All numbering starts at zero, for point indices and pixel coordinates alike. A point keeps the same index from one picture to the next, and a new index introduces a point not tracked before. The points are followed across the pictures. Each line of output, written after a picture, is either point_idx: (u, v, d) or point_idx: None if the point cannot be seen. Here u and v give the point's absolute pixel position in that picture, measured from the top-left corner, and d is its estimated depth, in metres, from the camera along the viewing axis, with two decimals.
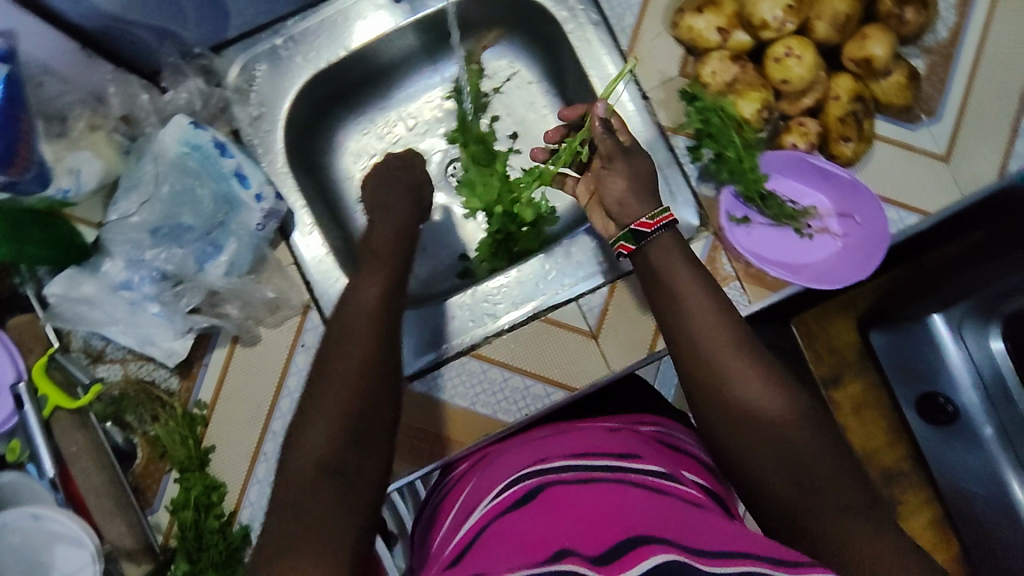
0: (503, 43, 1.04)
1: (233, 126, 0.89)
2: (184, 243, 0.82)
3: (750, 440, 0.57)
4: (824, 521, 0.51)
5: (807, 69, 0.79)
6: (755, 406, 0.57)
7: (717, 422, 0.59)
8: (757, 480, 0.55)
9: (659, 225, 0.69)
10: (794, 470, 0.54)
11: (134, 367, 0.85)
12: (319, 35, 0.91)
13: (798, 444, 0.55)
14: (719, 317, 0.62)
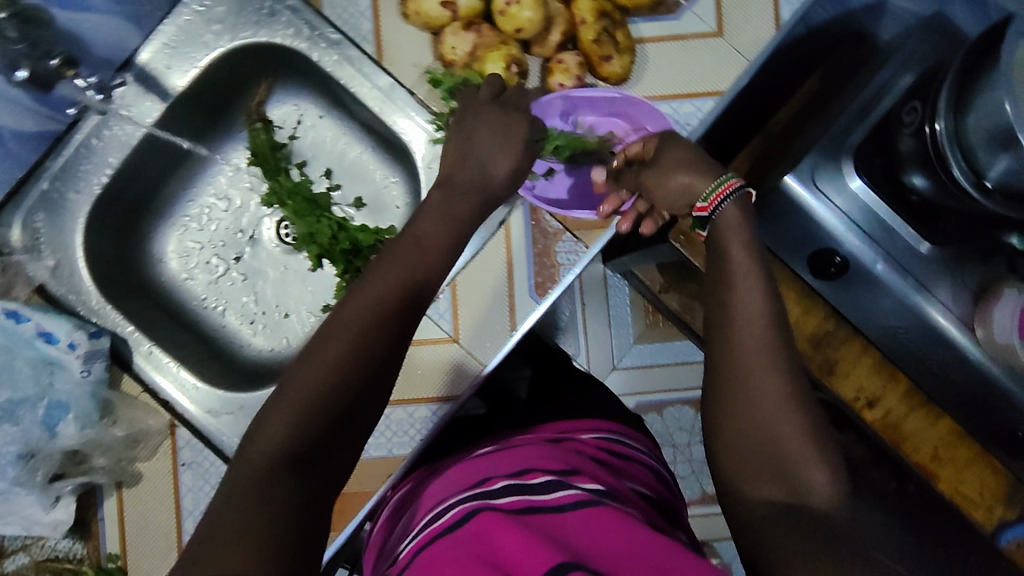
0: (278, 91, 1.00)
1: (34, 284, 0.86)
2: (19, 419, 0.80)
3: (751, 439, 0.58)
4: (787, 539, 0.54)
5: (534, 9, 0.78)
6: (765, 409, 0.57)
7: (727, 419, 0.59)
8: (743, 484, 0.58)
9: (716, 202, 0.67)
10: (779, 478, 0.56)
11: (38, 548, 0.84)
12: (81, 164, 0.88)
13: (796, 464, 0.56)
14: (758, 318, 0.60)
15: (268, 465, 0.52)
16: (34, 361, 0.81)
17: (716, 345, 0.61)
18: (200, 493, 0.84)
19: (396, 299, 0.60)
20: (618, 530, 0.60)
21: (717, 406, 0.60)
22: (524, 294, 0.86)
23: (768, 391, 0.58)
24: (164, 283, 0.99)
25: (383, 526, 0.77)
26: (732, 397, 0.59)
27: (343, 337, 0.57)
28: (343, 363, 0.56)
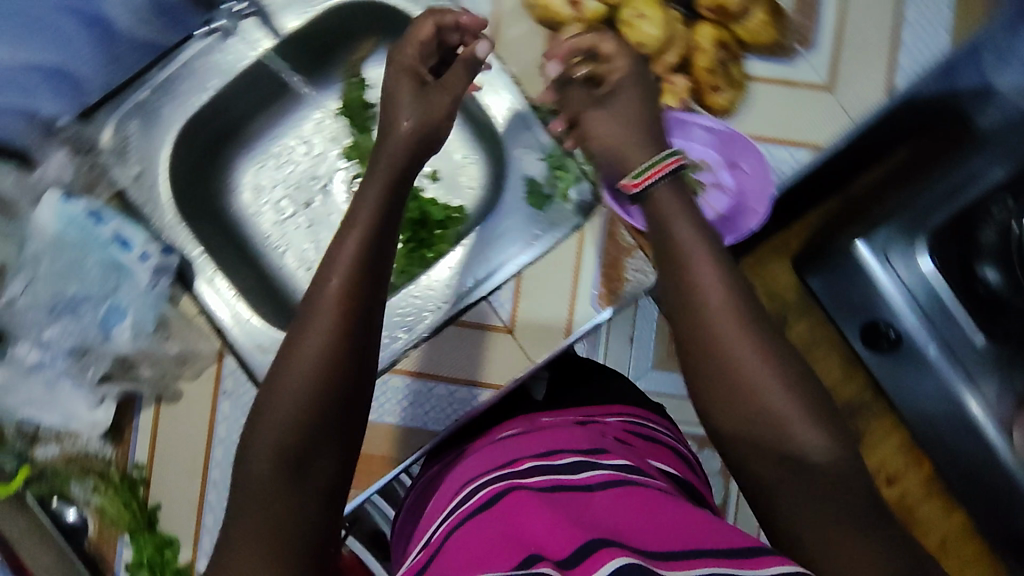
0: (381, 50, 1.00)
1: (115, 189, 0.87)
2: (82, 315, 0.83)
3: (738, 425, 0.51)
4: (814, 523, 0.49)
5: (660, 27, 0.77)
6: (761, 392, 0.50)
7: (716, 410, 0.53)
8: (748, 471, 0.52)
9: (649, 181, 0.61)
10: (795, 463, 0.50)
11: (69, 443, 0.85)
12: (184, 82, 0.90)
13: (804, 439, 0.50)
14: (724, 289, 0.53)
15: (257, 477, 0.50)
16: (104, 264, 0.82)
17: (686, 343, 0.54)
18: (234, 423, 0.86)
19: (341, 287, 0.54)
20: (654, 512, 0.56)
21: (705, 403, 0.53)
22: (585, 302, 0.87)
23: (756, 376, 0.51)
24: (232, 216, 0.99)
25: (413, 508, 0.78)
26: (723, 389, 0.52)
27: (315, 333, 0.53)
28: (301, 379, 0.52)
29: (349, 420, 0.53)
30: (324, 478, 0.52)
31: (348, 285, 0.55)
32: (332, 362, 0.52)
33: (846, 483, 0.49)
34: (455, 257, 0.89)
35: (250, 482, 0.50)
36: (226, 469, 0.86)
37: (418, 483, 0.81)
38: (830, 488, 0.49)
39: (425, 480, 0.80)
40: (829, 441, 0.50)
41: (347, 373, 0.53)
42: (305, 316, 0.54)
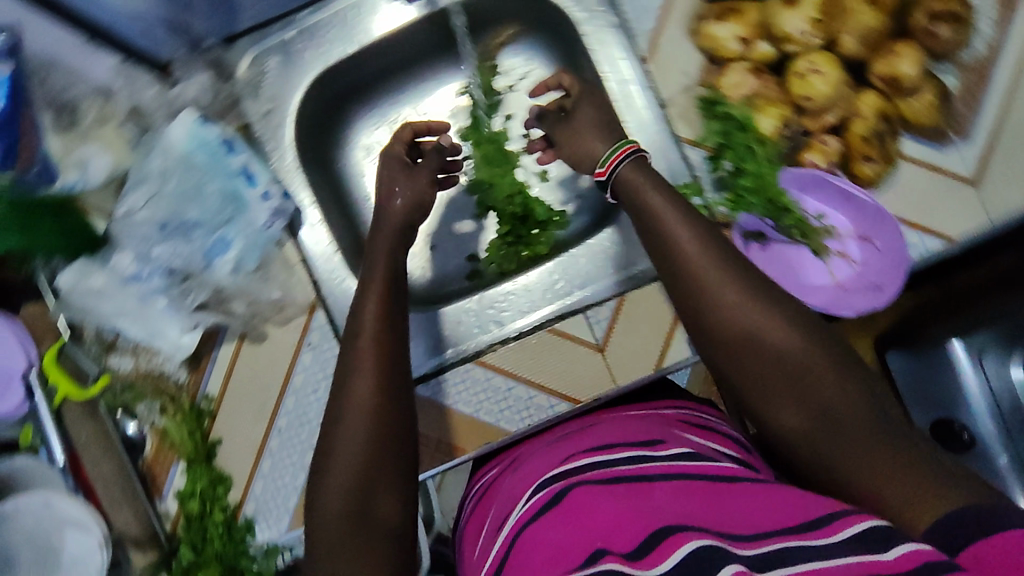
0: (521, 41, 0.99)
1: (244, 121, 0.87)
2: (191, 239, 0.82)
3: (758, 384, 0.57)
4: (856, 461, 0.53)
5: (830, 86, 0.75)
6: (774, 350, 0.57)
7: (711, 337, 0.59)
8: (778, 426, 0.57)
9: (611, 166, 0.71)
10: (821, 406, 0.55)
11: (145, 359, 0.85)
12: (330, 29, 0.88)
13: (807, 375, 0.56)
14: (704, 245, 0.62)
15: (332, 515, 0.59)
16: (223, 192, 0.82)
17: (699, 325, 0.60)
18: (310, 377, 0.87)
19: (377, 341, 0.66)
20: (724, 500, 0.53)
21: (721, 369, 0.60)
22: (682, 339, 0.85)
23: (766, 333, 0.57)
24: (340, 174, 0.97)
25: (469, 523, 0.77)
26: (719, 331, 0.59)
27: (363, 379, 0.64)
28: (360, 423, 0.61)
29: (401, 457, 0.62)
30: (388, 513, 0.60)
31: (381, 334, 0.67)
32: (380, 405, 0.63)
33: (869, 417, 0.54)
34: (559, 264, 0.88)
35: (328, 516, 0.59)
36: (293, 420, 0.87)
37: (478, 492, 0.81)
38: (856, 423, 0.54)
39: (485, 486, 0.80)
40: (843, 381, 0.56)
41: (395, 414, 0.63)
42: (348, 368, 0.65)
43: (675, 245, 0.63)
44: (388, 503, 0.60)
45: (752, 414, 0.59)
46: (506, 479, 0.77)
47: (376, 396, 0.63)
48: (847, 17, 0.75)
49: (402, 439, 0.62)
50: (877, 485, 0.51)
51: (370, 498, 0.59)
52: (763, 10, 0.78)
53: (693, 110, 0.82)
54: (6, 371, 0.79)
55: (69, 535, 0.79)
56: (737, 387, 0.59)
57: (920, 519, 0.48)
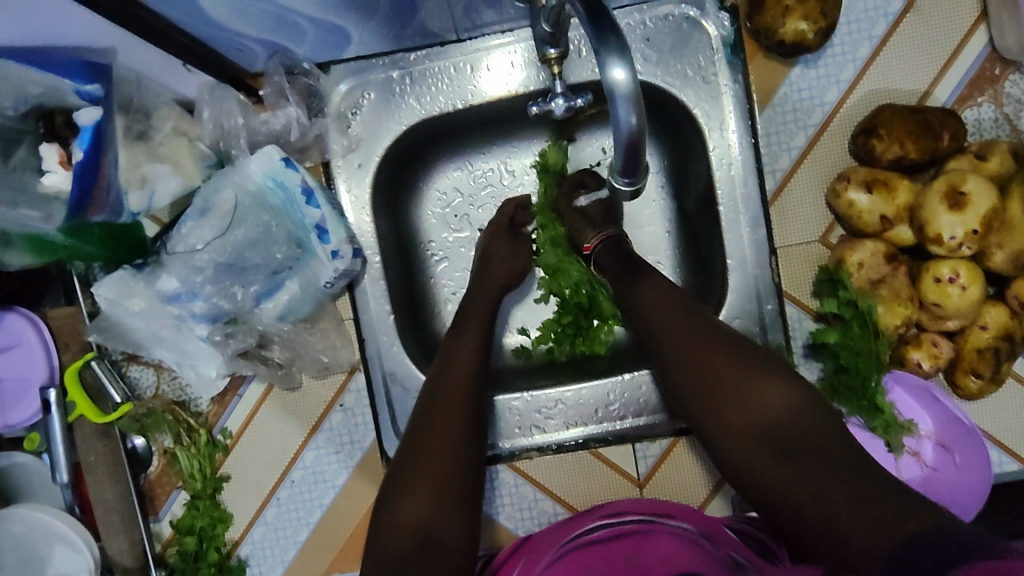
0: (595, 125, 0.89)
1: (325, 156, 0.80)
2: (246, 280, 0.76)
3: (710, 408, 0.58)
4: (806, 491, 0.52)
5: (968, 301, 0.69)
6: (721, 375, 0.59)
7: (670, 367, 0.62)
8: (727, 452, 0.57)
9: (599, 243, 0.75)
10: (776, 433, 0.55)
11: (167, 380, 0.81)
12: (441, 79, 0.80)
13: (758, 402, 0.56)
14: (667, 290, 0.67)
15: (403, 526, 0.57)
16: (291, 236, 0.75)
17: (656, 346, 0.64)
18: (336, 438, 0.83)
19: (466, 382, 0.67)
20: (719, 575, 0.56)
21: (678, 393, 0.62)
22: (723, 499, 0.82)
23: (713, 362, 0.59)
24: (409, 220, 0.89)
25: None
26: (672, 359, 0.62)
27: (446, 413, 0.64)
28: (440, 438, 0.62)
29: (472, 489, 0.61)
30: (455, 537, 0.58)
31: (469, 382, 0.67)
32: (457, 430, 0.63)
33: (824, 445, 0.53)
34: (620, 385, 0.82)
35: (395, 526, 0.57)
36: (309, 476, 0.83)
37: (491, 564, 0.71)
38: (811, 448, 0.53)
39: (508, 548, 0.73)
40: (797, 406, 0.56)
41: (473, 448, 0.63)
42: (434, 393, 0.66)
43: (650, 289, 0.68)
44: (452, 529, 0.58)
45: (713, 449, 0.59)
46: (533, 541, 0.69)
47: (464, 441, 0.62)
48: (1008, 233, 0.68)
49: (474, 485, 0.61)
50: (825, 511, 0.50)
51: (443, 521, 0.57)
52: (916, 192, 0.71)
53: (806, 269, 0.78)
54: (24, 379, 0.74)
55: (57, 550, 0.76)
56: (693, 411, 0.60)
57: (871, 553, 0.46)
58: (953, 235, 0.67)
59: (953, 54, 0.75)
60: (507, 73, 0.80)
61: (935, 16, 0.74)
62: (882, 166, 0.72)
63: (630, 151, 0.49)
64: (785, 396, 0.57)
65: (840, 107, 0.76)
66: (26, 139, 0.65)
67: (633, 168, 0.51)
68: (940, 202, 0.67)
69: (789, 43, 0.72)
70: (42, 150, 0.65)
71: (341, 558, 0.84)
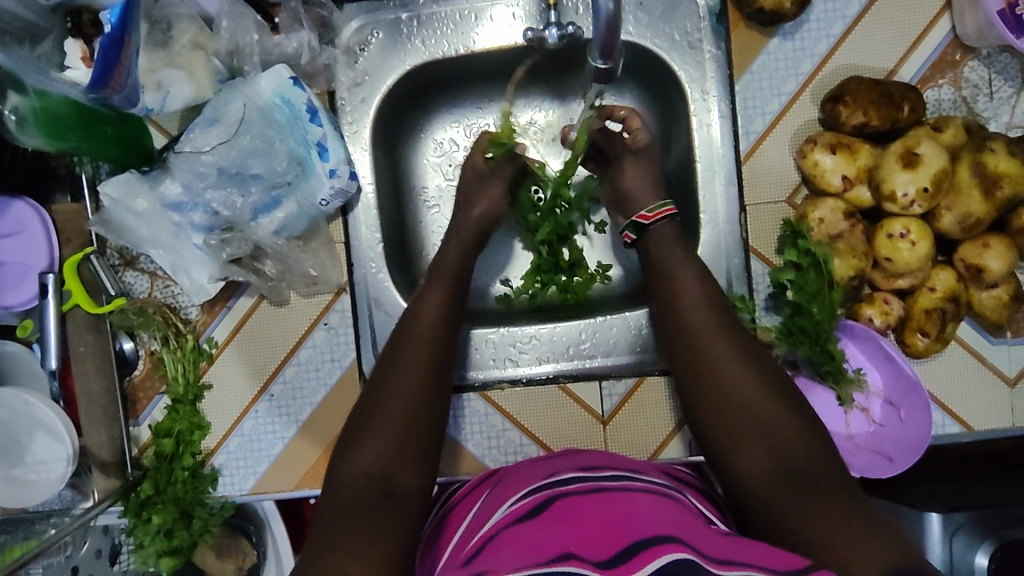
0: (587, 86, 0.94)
1: (330, 86, 0.85)
2: (246, 191, 0.81)
3: (730, 433, 0.65)
4: (803, 505, 0.57)
5: (917, 257, 0.74)
6: (746, 405, 0.65)
7: (695, 386, 0.69)
8: (738, 473, 0.63)
9: (658, 218, 0.78)
10: (784, 458, 0.62)
11: (161, 286, 0.84)
12: (446, 25, 0.85)
13: (774, 428, 0.63)
14: (687, 284, 0.73)
15: (360, 473, 0.62)
16: (292, 154, 0.81)
17: (686, 364, 0.70)
18: (317, 356, 0.86)
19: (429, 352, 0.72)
20: (702, 527, 0.56)
21: (702, 419, 0.68)
22: (681, 439, 0.85)
23: (739, 388, 0.66)
24: (405, 162, 0.94)
25: (446, 520, 0.73)
26: (700, 373, 0.69)
27: (411, 377, 0.69)
28: (415, 394, 0.68)
29: (432, 445, 0.67)
30: (408, 484, 0.63)
31: (433, 343, 0.73)
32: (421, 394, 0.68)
33: (822, 475, 0.60)
34: (591, 327, 0.87)
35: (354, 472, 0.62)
36: (287, 391, 0.86)
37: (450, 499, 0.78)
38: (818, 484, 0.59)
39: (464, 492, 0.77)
40: (800, 438, 0.63)
41: (432, 408, 0.68)
42: (399, 358, 0.71)
43: (677, 282, 0.74)
44: (406, 476, 0.63)
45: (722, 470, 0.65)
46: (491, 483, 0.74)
47: (421, 400, 0.68)
48: (955, 196, 0.74)
49: (426, 444, 0.66)
50: (817, 525, 0.55)
51: (396, 473, 0.63)
52: (877, 156, 0.76)
53: (772, 226, 0.83)
54: (24, 265, 0.78)
55: (37, 438, 0.79)
56: (711, 434, 0.67)
57: (861, 561, 0.50)
58: (906, 193, 0.73)
59: (918, 38, 0.81)
60: (508, 26, 0.85)
61: (904, 2, 0.81)
62: (846, 132, 0.78)
63: (608, 38, 0.57)
64: (802, 440, 0.63)
65: (812, 79, 0.82)
66: (52, 35, 0.71)
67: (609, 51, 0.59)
68: (896, 162, 0.73)
69: (768, 11, 0.78)
70: (66, 45, 0.71)
71: (311, 475, 0.87)
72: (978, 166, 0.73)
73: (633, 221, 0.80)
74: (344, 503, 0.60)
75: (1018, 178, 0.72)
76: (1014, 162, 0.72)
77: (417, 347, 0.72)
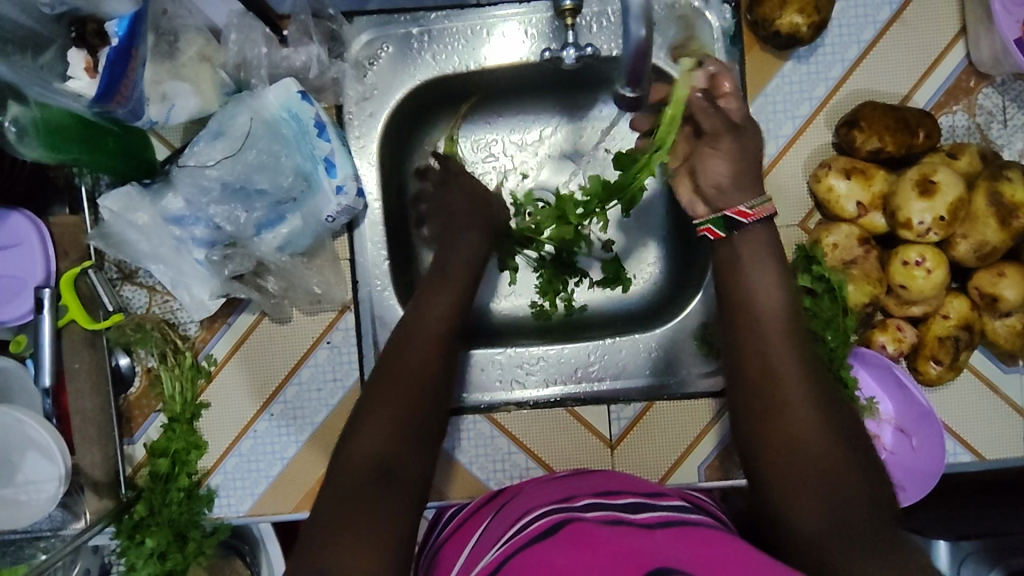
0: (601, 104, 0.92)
1: (338, 100, 0.84)
2: (251, 206, 0.79)
3: (775, 447, 0.57)
4: (848, 553, 0.50)
5: (932, 285, 0.74)
6: (803, 430, 0.56)
7: (749, 387, 0.59)
8: (778, 496, 0.55)
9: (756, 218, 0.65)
10: (838, 497, 0.53)
11: (159, 301, 0.82)
12: (457, 40, 0.84)
13: (825, 451, 0.55)
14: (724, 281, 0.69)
15: (359, 459, 0.55)
16: (298, 169, 0.79)
17: (736, 368, 0.61)
18: (319, 375, 0.84)
19: (437, 337, 0.65)
20: (721, 548, 0.55)
21: (750, 425, 0.59)
22: (691, 464, 0.84)
23: (797, 396, 0.57)
24: (412, 179, 0.93)
25: (450, 544, 0.70)
26: (757, 372, 0.59)
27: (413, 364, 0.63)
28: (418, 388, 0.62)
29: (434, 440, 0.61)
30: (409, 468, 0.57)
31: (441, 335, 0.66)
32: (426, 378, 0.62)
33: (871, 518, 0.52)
34: (601, 349, 0.86)
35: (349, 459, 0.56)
36: (287, 410, 0.84)
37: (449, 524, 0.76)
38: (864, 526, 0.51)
39: (462, 518, 0.75)
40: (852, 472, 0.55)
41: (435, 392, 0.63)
42: (403, 344, 0.64)
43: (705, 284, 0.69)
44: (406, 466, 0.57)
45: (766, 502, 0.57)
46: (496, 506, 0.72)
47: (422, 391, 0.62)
48: (972, 224, 0.73)
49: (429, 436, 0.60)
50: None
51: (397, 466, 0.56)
52: (891, 183, 0.76)
53: (784, 250, 0.82)
54: (20, 278, 0.76)
55: (28, 456, 0.76)
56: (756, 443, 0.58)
57: None
58: (922, 220, 0.72)
59: (933, 64, 0.81)
60: (520, 41, 0.84)
61: (919, 27, 0.81)
62: (861, 157, 0.77)
63: (637, 60, 0.56)
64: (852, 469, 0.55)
65: (826, 102, 0.82)
66: (54, 44, 0.69)
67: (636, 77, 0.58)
68: (912, 189, 0.72)
69: (785, 34, 0.77)
70: (70, 55, 0.68)
71: (309, 497, 0.84)
72: (994, 196, 0.72)
73: (726, 216, 0.66)
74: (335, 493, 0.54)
75: None
76: None
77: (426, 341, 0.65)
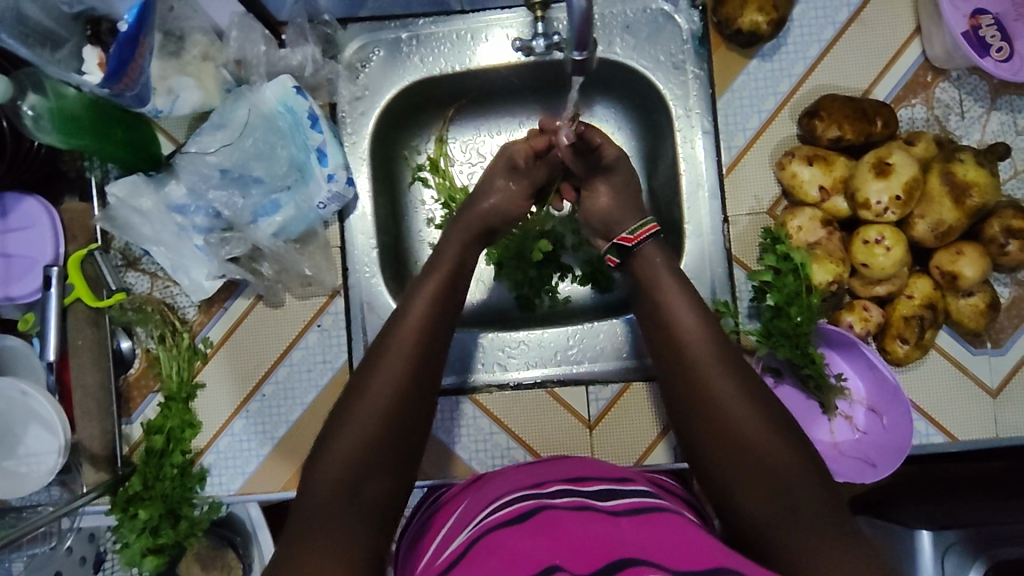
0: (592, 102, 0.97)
1: (332, 99, 0.90)
2: (248, 193, 0.85)
3: (715, 446, 0.60)
4: (801, 544, 0.52)
5: (892, 262, 0.77)
6: (735, 418, 0.59)
7: (681, 390, 0.63)
8: (732, 496, 0.58)
9: (639, 240, 0.74)
10: (781, 488, 0.56)
11: (161, 285, 0.87)
12: (443, 44, 0.90)
13: (760, 446, 0.58)
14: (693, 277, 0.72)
15: (329, 481, 0.56)
16: (293, 160, 0.85)
17: (672, 374, 0.65)
18: (310, 357, 0.88)
19: (399, 386, 0.62)
20: (683, 536, 0.54)
21: (689, 427, 0.62)
22: (668, 444, 0.86)
23: (729, 398, 0.60)
24: (401, 176, 0.98)
25: (422, 531, 0.71)
26: (691, 376, 0.63)
27: (389, 361, 0.63)
28: (395, 374, 0.62)
29: (410, 440, 0.61)
30: (382, 490, 0.57)
31: (426, 318, 0.67)
32: (387, 419, 0.60)
33: (816, 493, 0.55)
34: (579, 332, 0.89)
35: (306, 514, 0.55)
36: (279, 390, 0.87)
37: (433, 505, 0.75)
38: (810, 512, 0.54)
39: (446, 499, 0.74)
40: (786, 453, 0.57)
41: (416, 401, 0.62)
42: (362, 388, 0.62)
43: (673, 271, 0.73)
44: (379, 483, 0.57)
45: (717, 494, 0.59)
46: (473, 492, 0.70)
47: (407, 383, 0.62)
48: (928, 204, 0.77)
49: (408, 434, 0.61)
50: (796, 555, 0.52)
51: (373, 474, 0.57)
52: (852, 167, 0.80)
53: (753, 235, 0.86)
54: (31, 259, 0.81)
55: (31, 430, 0.80)
56: (699, 442, 0.61)
57: None
58: (879, 200, 0.76)
59: (890, 62, 0.86)
60: (501, 44, 0.90)
61: (875, 27, 0.86)
62: (823, 145, 0.82)
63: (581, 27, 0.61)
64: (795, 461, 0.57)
65: (790, 97, 0.86)
66: (72, 40, 0.71)
67: (583, 42, 0.63)
68: (869, 171, 0.76)
69: (746, 32, 0.82)
70: (85, 51, 0.72)
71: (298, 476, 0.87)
72: (947, 176, 0.76)
73: (616, 244, 0.76)
74: (306, 510, 0.55)
75: (985, 187, 0.75)
76: (982, 171, 0.75)
77: (404, 336, 0.65)
